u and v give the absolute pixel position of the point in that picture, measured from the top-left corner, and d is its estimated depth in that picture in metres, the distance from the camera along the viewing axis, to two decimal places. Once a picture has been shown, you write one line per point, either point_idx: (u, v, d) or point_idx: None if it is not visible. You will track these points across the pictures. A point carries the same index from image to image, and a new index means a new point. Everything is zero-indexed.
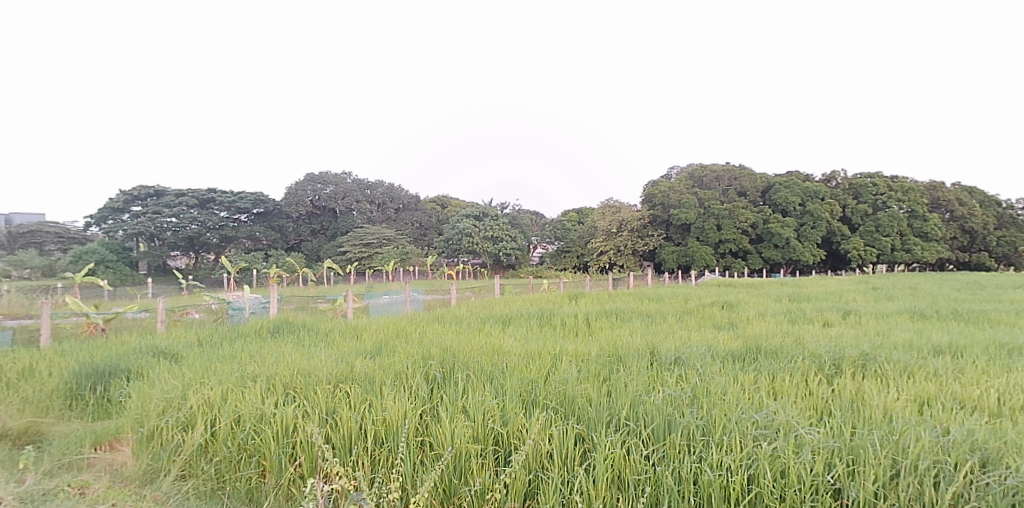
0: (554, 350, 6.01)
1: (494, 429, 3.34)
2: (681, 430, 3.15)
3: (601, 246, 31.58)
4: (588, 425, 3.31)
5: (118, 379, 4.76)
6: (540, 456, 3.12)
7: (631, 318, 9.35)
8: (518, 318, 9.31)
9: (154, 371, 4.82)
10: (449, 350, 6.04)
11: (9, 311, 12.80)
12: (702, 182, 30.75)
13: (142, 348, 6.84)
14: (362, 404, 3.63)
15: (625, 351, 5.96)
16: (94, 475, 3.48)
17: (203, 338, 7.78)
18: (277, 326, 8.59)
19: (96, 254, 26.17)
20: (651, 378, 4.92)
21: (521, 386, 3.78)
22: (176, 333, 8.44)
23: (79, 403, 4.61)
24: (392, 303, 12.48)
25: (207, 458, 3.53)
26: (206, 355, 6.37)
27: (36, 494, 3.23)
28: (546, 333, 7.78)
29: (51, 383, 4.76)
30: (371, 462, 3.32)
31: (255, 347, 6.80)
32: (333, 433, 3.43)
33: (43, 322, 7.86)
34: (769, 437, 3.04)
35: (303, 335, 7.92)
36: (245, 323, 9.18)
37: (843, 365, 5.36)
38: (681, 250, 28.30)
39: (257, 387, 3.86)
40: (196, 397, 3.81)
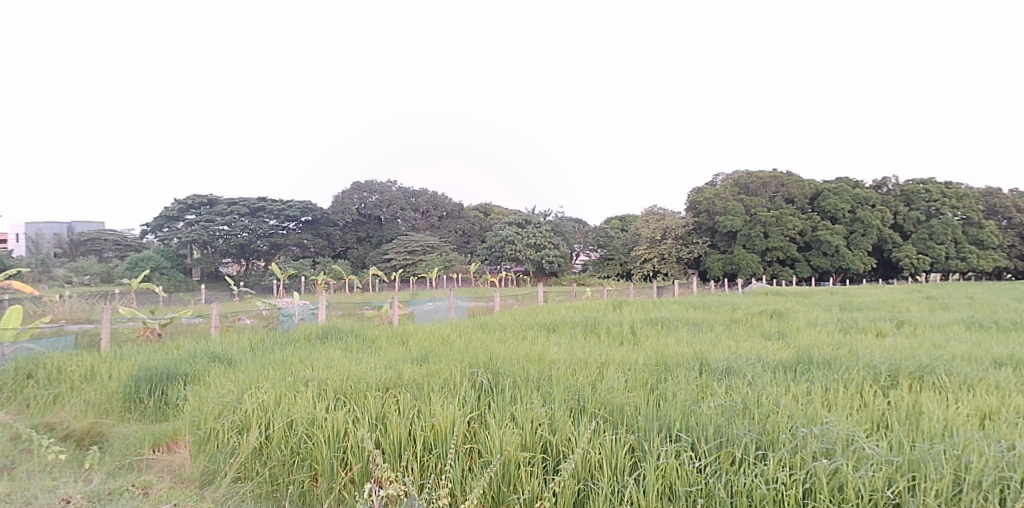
0: (600, 359, 5.99)
1: (543, 436, 3.19)
2: (736, 441, 2.93)
3: (645, 253, 30.91)
4: (641, 435, 3.13)
5: (177, 383, 4.82)
6: (588, 465, 2.95)
7: (677, 326, 9.29)
8: (563, 326, 9.32)
9: (210, 375, 4.88)
10: (498, 357, 6.09)
11: (77, 316, 13.35)
12: (748, 189, 29.76)
13: (197, 355, 6.90)
14: (411, 409, 3.57)
15: (673, 361, 5.85)
16: (156, 476, 3.50)
17: (256, 344, 7.93)
18: (326, 332, 8.75)
19: (153, 261, 27.06)
20: (700, 387, 4.81)
21: (568, 393, 3.66)
22: (230, 338, 8.64)
23: (137, 405, 4.72)
24: (436, 311, 12.52)
25: (261, 460, 3.54)
26: (258, 360, 6.49)
27: (102, 494, 3.28)
28: (591, 341, 7.80)
29: (111, 386, 4.90)
30: (419, 468, 3.24)
31: (303, 353, 6.84)
32: (381, 438, 3.37)
33: (103, 327, 7.98)
34: (827, 451, 2.80)
35: (350, 342, 8.00)
36: (295, 329, 9.33)
37: (899, 377, 5.05)
38: (726, 257, 27.84)
39: (309, 392, 3.87)
40: (250, 401, 3.84)
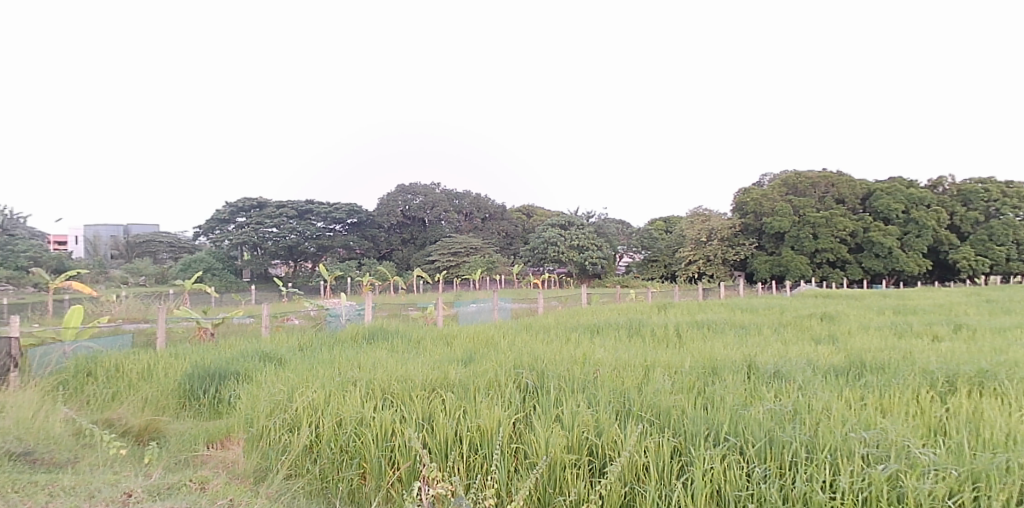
0: (646, 361, 5.81)
1: (588, 439, 3.16)
2: (783, 447, 2.85)
3: (690, 255, 30.35)
4: (684, 439, 3.05)
5: (230, 381, 4.97)
6: (635, 468, 2.90)
7: (723, 329, 9.04)
8: (607, 328, 9.16)
9: (261, 374, 5.01)
10: (540, 359, 6.02)
11: (135, 316, 13.81)
12: (797, 190, 28.74)
13: (249, 354, 7.04)
14: (457, 411, 3.58)
15: (719, 364, 5.61)
16: (212, 472, 3.58)
17: (303, 344, 8.07)
18: (372, 333, 8.82)
19: (205, 263, 27.84)
20: (748, 391, 4.66)
21: (613, 396, 3.61)
22: (279, 337, 8.80)
23: (192, 403, 4.89)
24: (481, 311, 12.58)
25: (312, 458, 3.60)
26: (308, 359, 6.54)
27: (162, 487, 3.34)
28: (637, 343, 7.64)
29: (168, 383, 5.08)
30: (466, 468, 3.25)
31: (352, 353, 6.91)
32: (430, 438, 3.39)
33: (159, 326, 8.22)
34: (880, 457, 2.68)
35: (396, 343, 8.02)
36: (342, 330, 9.44)
37: (958, 382, 4.66)
38: (774, 259, 26.87)
39: (357, 392, 3.91)
40: (300, 400, 3.91)
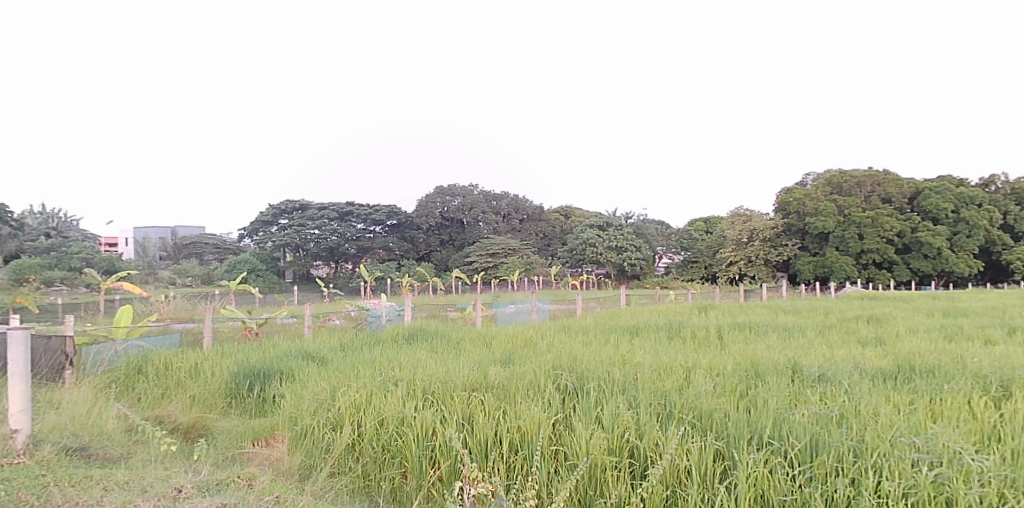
0: (685, 363, 5.54)
1: (630, 441, 2.91)
2: (832, 451, 2.59)
3: (730, 256, 29.46)
4: (728, 442, 2.79)
5: (273, 380, 5.05)
6: (678, 471, 2.65)
7: (767, 332, 8.76)
8: (646, 330, 9.09)
9: (304, 373, 5.07)
10: (580, 360, 5.86)
11: (181, 317, 14.19)
12: (842, 189, 27.50)
13: (292, 355, 6.99)
14: (497, 411, 3.37)
15: (762, 367, 5.32)
16: (259, 468, 3.43)
17: (346, 343, 8.05)
18: (411, 333, 8.85)
19: (249, 264, 28.56)
20: (792, 394, 4.40)
21: (654, 398, 3.34)
22: (321, 337, 8.78)
23: (238, 400, 4.99)
24: (519, 312, 12.88)
25: (354, 458, 3.42)
26: (347, 359, 6.48)
27: (211, 483, 3.13)
28: (675, 345, 7.44)
29: (215, 382, 5.14)
30: (507, 469, 3.03)
31: (392, 353, 6.88)
32: (471, 438, 3.17)
33: (205, 327, 8.17)
34: (931, 461, 2.44)
35: (435, 343, 8.04)
36: (381, 330, 9.47)
37: (1012, 388, 4.26)
38: (818, 260, 25.89)
39: (397, 391, 3.75)
40: (344, 399, 3.74)
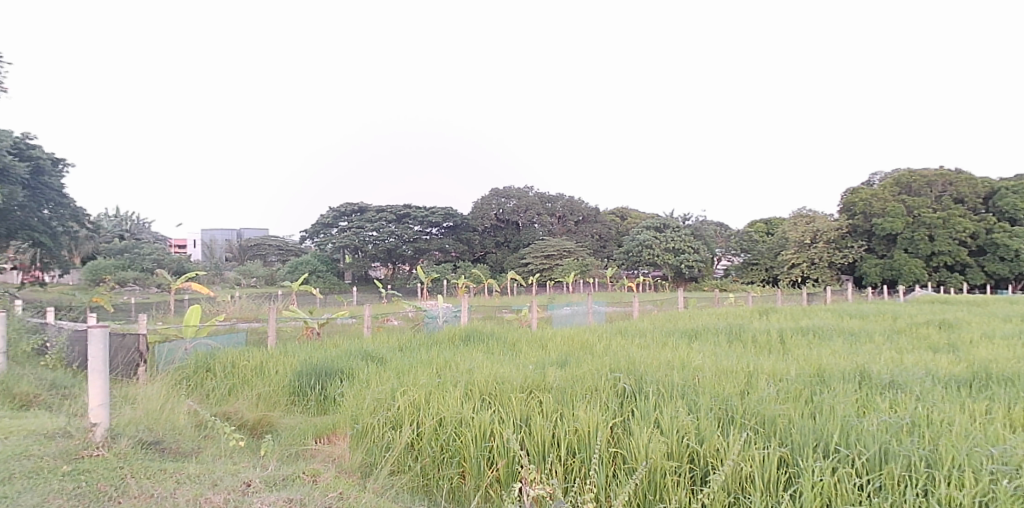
0: (748, 368, 5.51)
1: (690, 446, 3.27)
2: (902, 460, 2.93)
3: (793, 259, 26.15)
4: (793, 449, 3.14)
5: (333, 380, 5.76)
6: (740, 477, 3.00)
7: (831, 336, 8.82)
8: (705, 333, 9.35)
9: (361, 373, 5.78)
10: (638, 363, 5.88)
11: (244, 315, 15.72)
12: (912, 190, 24.05)
13: (352, 352, 7.10)
14: (554, 413, 3.75)
15: (828, 373, 5.30)
16: (322, 464, 3.86)
17: (405, 344, 8.59)
18: (468, 334, 9.39)
19: None
20: (861, 401, 4.38)
21: (715, 403, 3.72)
22: (380, 338, 9.55)
23: (301, 399, 5.72)
24: (574, 315, 15.11)
25: (413, 456, 3.84)
26: (406, 358, 6.63)
27: (278, 479, 3.55)
28: (735, 349, 7.63)
29: (280, 379, 5.93)
30: (565, 471, 3.41)
31: (449, 354, 7.05)
32: (528, 439, 3.57)
33: (269, 326, 9.47)
34: (912, 477, 2.86)
35: (492, 344, 8.54)
36: (439, 332, 10.17)
37: None
38: (886, 262, 22.96)
39: (525, 398, 4.00)
40: (402, 399, 4.18)
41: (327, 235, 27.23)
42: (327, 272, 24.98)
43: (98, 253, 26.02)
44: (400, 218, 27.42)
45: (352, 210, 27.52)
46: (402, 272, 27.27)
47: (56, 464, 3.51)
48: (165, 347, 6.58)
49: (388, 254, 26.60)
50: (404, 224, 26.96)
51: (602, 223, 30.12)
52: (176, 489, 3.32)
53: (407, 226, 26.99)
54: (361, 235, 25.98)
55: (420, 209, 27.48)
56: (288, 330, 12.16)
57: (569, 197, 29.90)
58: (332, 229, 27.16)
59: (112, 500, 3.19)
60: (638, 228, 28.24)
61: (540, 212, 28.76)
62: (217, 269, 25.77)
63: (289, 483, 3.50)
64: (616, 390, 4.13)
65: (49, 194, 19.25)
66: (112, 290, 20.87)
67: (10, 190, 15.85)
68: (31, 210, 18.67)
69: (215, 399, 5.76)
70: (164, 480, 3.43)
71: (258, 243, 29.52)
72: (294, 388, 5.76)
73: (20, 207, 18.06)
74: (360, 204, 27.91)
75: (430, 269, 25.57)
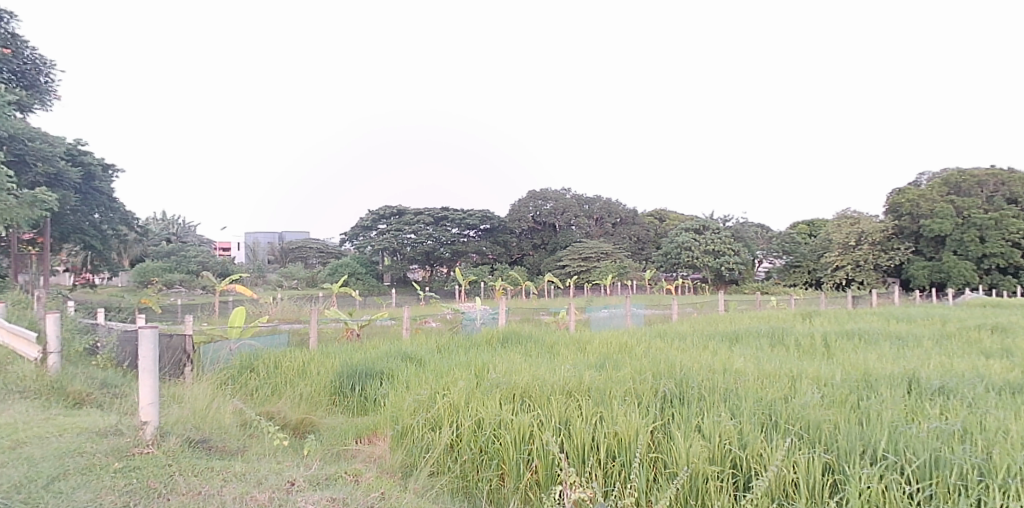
0: (791, 372, 5.38)
1: (732, 450, 3.20)
2: (954, 468, 2.81)
3: (838, 261, 25.61)
4: (839, 455, 3.04)
5: (373, 381, 5.84)
6: (784, 483, 2.93)
7: (877, 339, 8.56)
8: (746, 337, 9.16)
9: (400, 374, 5.83)
10: (678, 367, 5.79)
11: (285, 316, 16.03)
12: (962, 190, 22.98)
13: (392, 353, 7.18)
14: (594, 416, 3.70)
15: (874, 377, 5.13)
16: (364, 464, 3.89)
17: (442, 346, 8.67)
18: (505, 336, 9.40)
19: None
20: (911, 408, 4.22)
21: (758, 407, 3.62)
22: (418, 340, 9.62)
23: (341, 399, 5.81)
24: (612, 318, 14.97)
25: (453, 457, 3.85)
26: (444, 360, 6.66)
27: (321, 478, 3.59)
28: (777, 353, 7.46)
29: (322, 379, 6.03)
30: (604, 474, 3.36)
31: (485, 356, 7.06)
32: (567, 442, 3.53)
33: (311, 327, 9.63)
34: (967, 486, 2.74)
35: (529, 346, 8.51)
36: (477, 333, 10.20)
37: None
38: (935, 264, 22.25)
39: (564, 399, 3.95)
40: (442, 401, 4.18)
41: (367, 238, 27.56)
42: (366, 275, 25.25)
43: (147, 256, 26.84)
44: (438, 221, 27.64)
45: (391, 213, 27.83)
46: (440, 275, 27.49)
47: (108, 461, 3.61)
48: (211, 347, 6.70)
49: (427, 257, 26.83)
50: (442, 227, 27.15)
51: (641, 226, 29.80)
52: (222, 487, 3.39)
53: (445, 229, 27.18)
54: (401, 238, 26.24)
55: (457, 212, 27.67)
56: (328, 330, 12.34)
57: (607, 199, 29.67)
58: (372, 232, 27.47)
59: (161, 497, 3.25)
60: (676, 230, 27.90)
61: (578, 214, 28.61)
62: (261, 272, 26.36)
63: (332, 483, 3.54)
64: (655, 395, 4.06)
65: (100, 198, 20.01)
66: (160, 292, 21.50)
67: (62, 196, 16.49)
68: (83, 215, 19.43)
69: (259, 398, 5.88)
70: (210, 478, 3.50)
71: (300, 246, 30.09)
72: (335, 388, 5.86)
73: (73, 211, 18.83)
74: (398, 207, 28.20)
75: (468, 271, 25.72)
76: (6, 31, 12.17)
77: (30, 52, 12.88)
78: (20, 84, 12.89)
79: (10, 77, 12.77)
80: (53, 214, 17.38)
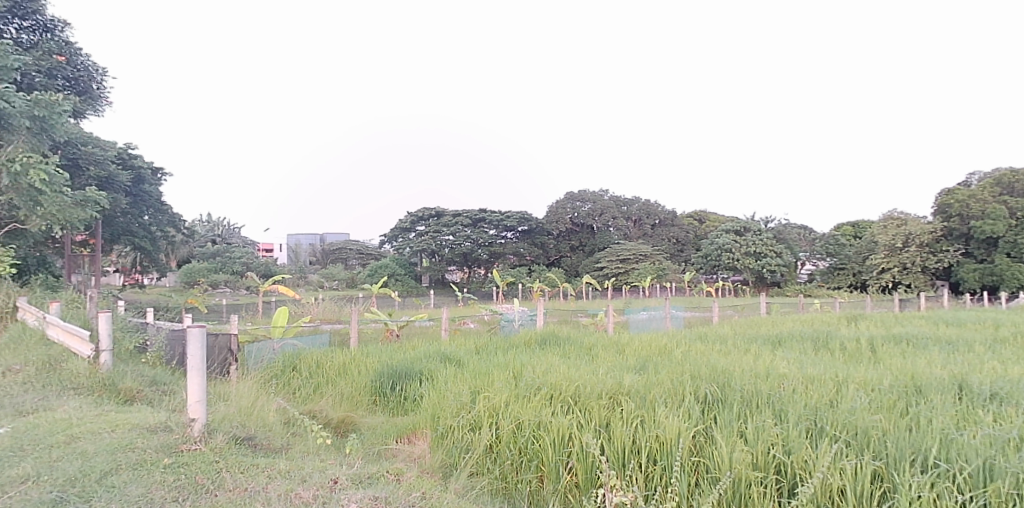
0: (836, 376, 5.21)
1: (776, 456, 3.11)
2: (1010, 478, 2.70)
3: (884, 263, 24.99)
4: (887, 462, 2.94)
5: (413, 381, 5.86)
6: (829, 491, 2.86)
7: (927, 344, 8.28)
8: (790, 341, 8.95)
9: (438, 374, 5.84)
10: (718, 370, 5.67)
11: (326, 316, 16.25)
12: (1016, 190, 22.02)
13: (432, 354, 7.20)
14: (635, 418, 3.61)
15: (923, 382, 4.97)
16: (405, 464, 3.88)
17: (481, 347, 8.71)
18: (545, 338, 9.35)
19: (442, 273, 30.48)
20: (963, 415, 4.06)
21: (804, 410, 3.50)
22: (458, 341, 9.64)
23: (381, 399, 5.86)
24: (652, 320, 14.79)
25: (492, 458, 3.81)
26: (483, 362, 6.64)
27: (363, 477, 3.59)
28: (821, 357, 7.29)
29: (363, 378, 6.08)
30: (644, 478, 3.30)
31: (525, 358, 7.01)
32: (607, 445, 3.46)
33: (352, 328, 9.73)
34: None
35: (568, 348, 8.45)
36: (517, 335, 10.18)
37: None
38: (986, 267, 21.53)
39: (603, 400, 3.86)
40: (482, 402, 4.11)
41: (405, 239, 27.82)
42: (405, 276, 25.48)
43: (192, 258, 27.50)
44: (475, 222, 27.74)
45: (429, 215, 28.03)
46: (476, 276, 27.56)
47: (158, 457, 3.66)
48: (255, 347, 6.82)
49: (464, 258, 26.93)
50: (479, 228, 27.23)
51: (681, 227, 29.49)
52: (266, 485, 3.42)
53: (483, 230, 27.27)
54: (439, 239, 26.38)
55: (495, 213, 27.75)
56: (369, 331, 12.43)
57: (645, 200, 29.44)
58: (409, 233, 27.71)
59: (208, 493, 3.29)
60: (717, 231, 27.58)
61: (615, 216, 28.44)
62: (300, 272, 26.79)
63: (374, 481, 3.55)
64: (695, 397, 3.93)
65: (149, 200, 20.54)
66: (205, 292, 21.99)
67: (113, 198, 16.96)
68: (132, 217, 19.93)
69: (301, 397, 5.95)
70: (256, 475, 3.54)
71: (339, 247, 30.48)
72: (375, 388, 5.91)
73: (123, 214, 19.35)
74: (436, 208, 28.37)
75: (505, 272, 25.76)
76: (62, 39, 12.19)
77: (85, 60, 12.99)
78: (74, 92, 12.86)
79: (65, 84, 12.72)
80: (105, 215, 17.92)
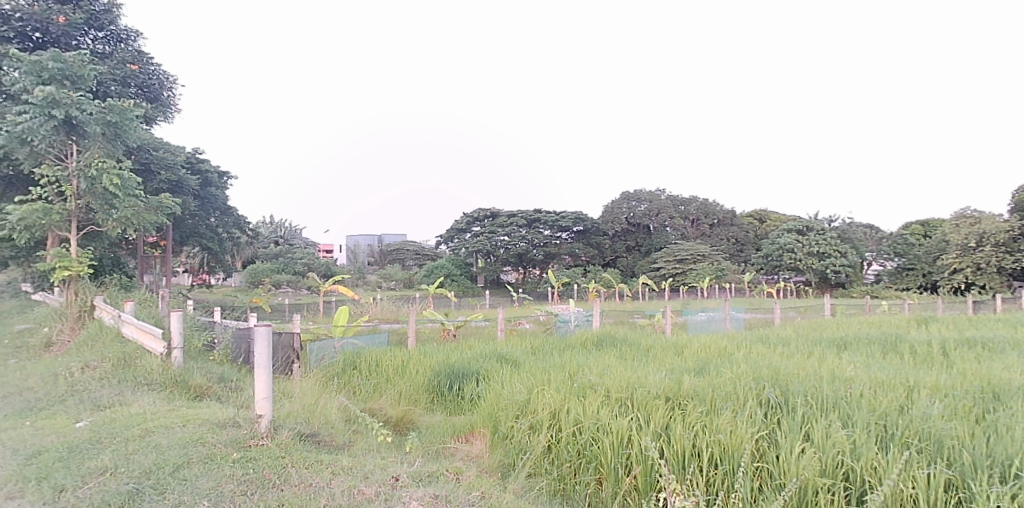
0: (905, 380, 4.93)
1: (844, 461, 2.93)
2: None
3: (956, 263, 23.99)
4: (962, 471, 2.76)
5: (470, 381, 5.82)
6: (899, 499, 2.70)
7: (1005, 348, 7.84)
8: (856, 344, 8.61)
9: (495, 375, 5.78)
10: (781, 374, 5.44)
11: (386, 316, 16.47)
12: None
13: (488, 355, 7.17)
14: (698, 421, 3.41)
15: (1000, 388, 4.68)
16: (464, 463, 3.76)
17: (537, 347, 8.67)
18: (601, 340, 9.20)
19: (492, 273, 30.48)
20: None
21: (871, 414, 3.30)
22: (513, 341, 9.58)
23: (439, 397, 5.85)
24: (710, 322, 14.46)
25: (550, 459, 3.67)
26: (540, 362, 6.55)
27: (424, 474, 3.49)
28: (890, 361, 6.99)
29: (421, 377, 6.06)
30: (706, 483, 3.13)
31: (582, 359, 6.91)
32: (667, 448, 3.30)
33: (411, 328, 9.77)
34: None
35: (626, 350, 8.31)
36: (573, 336, 10.07)
37: None
38: None
39: (661, 402, 3.68)
40: (543, 403, 3.95)
41: (461, 240, 28.05)
42: (461, 276, 25.62)
43: (256, 258, 28.31)
44: (530, 223, 27.77)
45: (485, 216, 28.18)
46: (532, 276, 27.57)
47: (228, 451, 3.64)
48: (316, 347, 6.88)
49: (519, 258, 26.91)
50: (534, 229, 27.22)
51: (740, 227, 28.99)
52: (330, 479, 3.34)
53: (537, 231, 27.23)
54: (494, 239, 26.46)
55: (550, 214, 27.66)
56: (428, 330, 12.46)
57: (703, 199, 28.99)
58: (465, 234, 27.91)
59: (275, 487, 3.23)
60: (778, 231, 26.98)
61: (672, 216, 28.07)
62: (360, 272, 27.26)
63: (434, 479, 3.44)
64: (759, 399, 3.70)
65: (215, 202, 21.14)
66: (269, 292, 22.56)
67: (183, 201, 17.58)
68: (200, 218, 20.52)
69: (362, 396, 5.97)
70: (320, 470, 3.45)
71: (396, 248, 30.89)
72: (434, 387, 5.90)
73: (192, 216, 19.98)
74: (491, 209, 28.47)
75: (560, 273, 25.67)
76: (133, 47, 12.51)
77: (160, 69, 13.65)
78: (145, 96, 13.32)
79: (137, 91, 13.29)
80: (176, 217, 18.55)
